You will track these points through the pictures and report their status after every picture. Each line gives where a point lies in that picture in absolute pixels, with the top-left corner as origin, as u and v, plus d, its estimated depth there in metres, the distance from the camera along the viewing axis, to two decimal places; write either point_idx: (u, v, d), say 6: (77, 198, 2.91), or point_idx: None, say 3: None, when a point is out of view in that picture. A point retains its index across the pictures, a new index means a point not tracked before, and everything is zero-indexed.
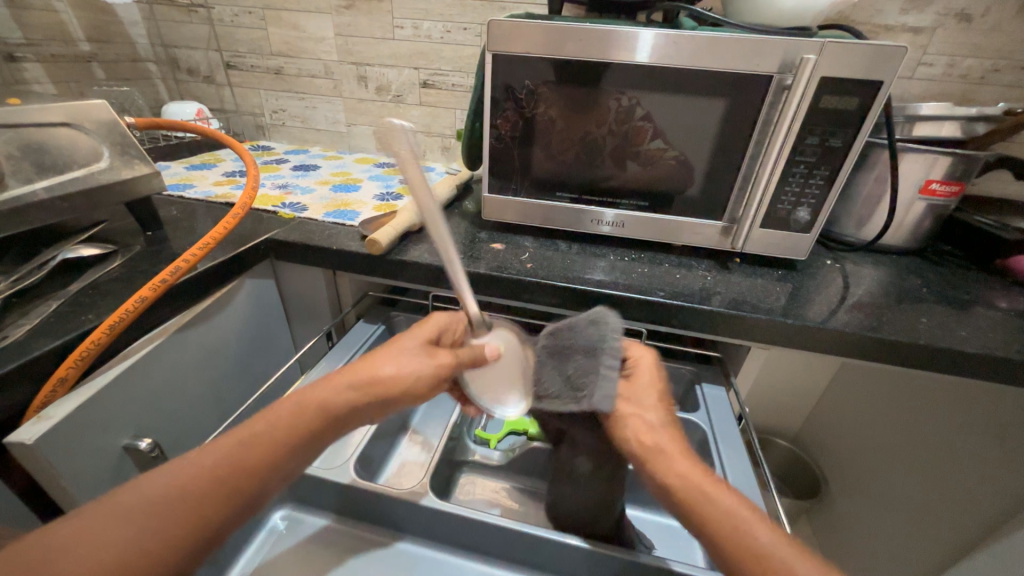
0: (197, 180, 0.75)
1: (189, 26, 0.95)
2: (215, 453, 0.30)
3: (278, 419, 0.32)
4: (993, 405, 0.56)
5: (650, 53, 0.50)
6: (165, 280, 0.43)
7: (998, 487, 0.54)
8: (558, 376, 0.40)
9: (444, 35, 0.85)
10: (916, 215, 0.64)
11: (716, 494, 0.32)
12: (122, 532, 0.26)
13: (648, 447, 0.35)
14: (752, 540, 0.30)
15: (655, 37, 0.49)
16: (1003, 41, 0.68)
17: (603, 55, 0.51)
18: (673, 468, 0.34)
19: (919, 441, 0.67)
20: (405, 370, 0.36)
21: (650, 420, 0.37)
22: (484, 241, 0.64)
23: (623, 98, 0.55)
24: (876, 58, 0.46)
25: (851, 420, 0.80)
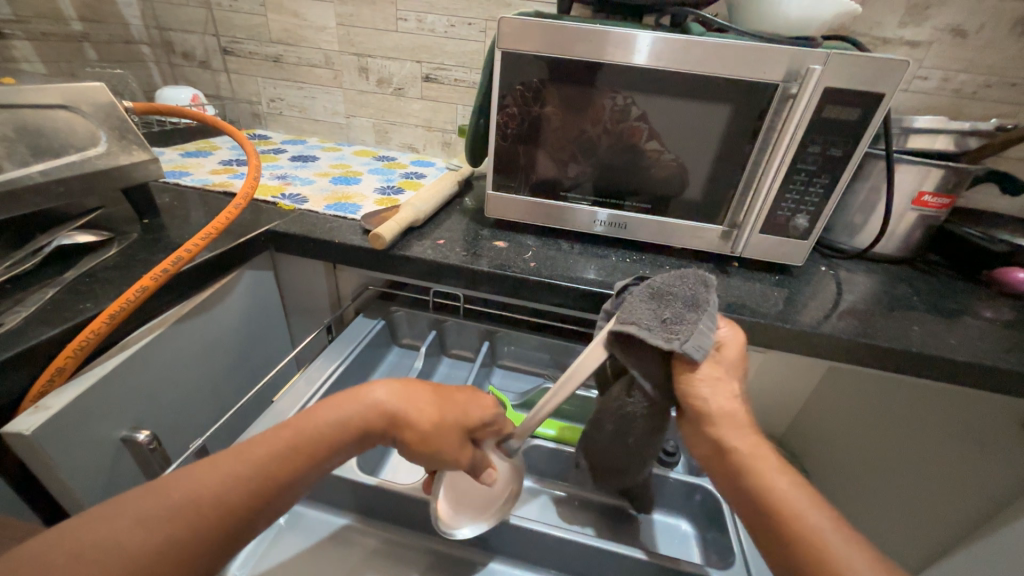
0: (194, 168, 0.74)
1: (186, 9, 0.93)
2: (247, 463, 0.30)
3: (313, 433, 0.32)
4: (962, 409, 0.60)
5: (647, 55, 0.51)
6: (166, 271, 0.42)
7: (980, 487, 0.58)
8: (653, 309, 0.37)
9: (448, 29, 0.84)
10: (908, 225, 0.65)
11: (773, 470, 0.32)
12: (144, 533, 0.25)
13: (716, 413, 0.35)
14: (815, 526, 0.29)
15: (652, 40, 0.50)
16: (995, 58, 0.70)
17: (600, 56, 0.52)
18: (734, 437, 0.34)
19: (898, 446, 0.69)
20: (436, 437, 0.35)
21: (720, 393, 0.36)
22: (486, 239, 0.64)
23: (618, 97, 0.55)
24: (879, 71, 0.47)
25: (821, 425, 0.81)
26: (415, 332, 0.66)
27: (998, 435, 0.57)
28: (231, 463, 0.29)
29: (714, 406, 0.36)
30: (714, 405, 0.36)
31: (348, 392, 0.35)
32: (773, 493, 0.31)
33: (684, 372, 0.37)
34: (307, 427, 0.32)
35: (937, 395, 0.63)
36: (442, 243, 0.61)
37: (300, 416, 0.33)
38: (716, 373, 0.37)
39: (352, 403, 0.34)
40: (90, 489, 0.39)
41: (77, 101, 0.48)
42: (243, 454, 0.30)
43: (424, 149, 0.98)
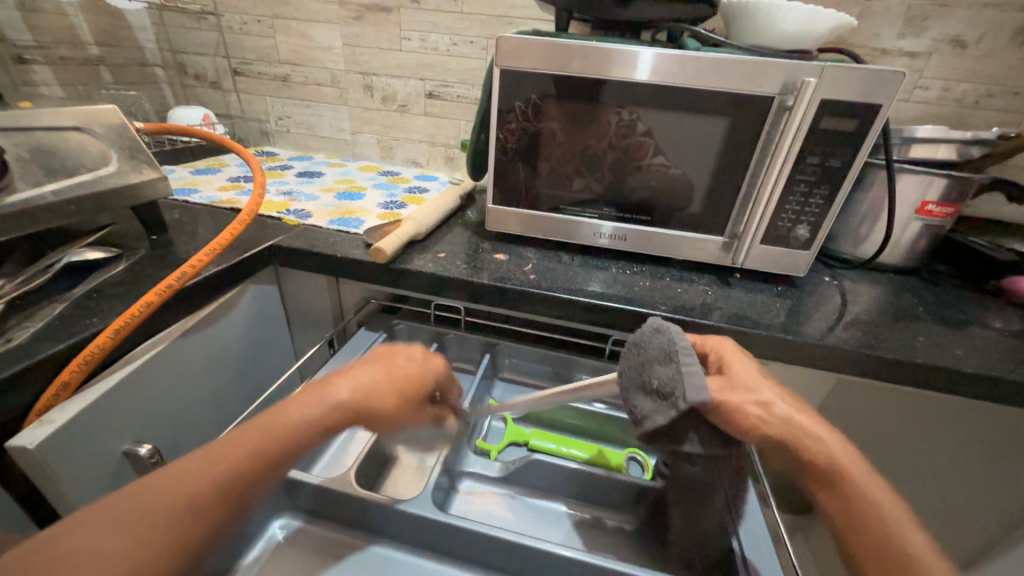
0: (203, 185, 0.75)
1: (198, 33, 0.96)
2: (215, 466, 0.31)
3: (279, 431, 0.34)
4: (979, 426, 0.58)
5: (650, 72, 0.52)
6: (171, 286, 0.43)
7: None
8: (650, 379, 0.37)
9: (450, 48, 0.86)
10: (912, 235, 0.65)
11: (855, 472, 0.35)
12: (126, 534, 0.27)
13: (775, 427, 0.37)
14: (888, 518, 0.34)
15: (654, 57, 0.51)
16: (996, 67, 0.70)
17: (604, 72, 0.53)
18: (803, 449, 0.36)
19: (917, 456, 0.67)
20: (392, 413, 0.36)
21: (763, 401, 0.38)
22: (487, 252, 0.64)
23: (623, 113, 0.56)
24: (875, 82, 0.47)
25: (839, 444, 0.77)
26: (415, 345, 0.66)
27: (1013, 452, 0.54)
28: (201, 467, 0.31)
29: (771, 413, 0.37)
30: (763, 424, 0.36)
31: (308, 389, 0.36)
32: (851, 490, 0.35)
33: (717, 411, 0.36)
34: (274, 427, 0.34)
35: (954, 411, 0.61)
36: (443, 256, 0.62)
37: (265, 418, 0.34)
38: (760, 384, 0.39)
39: (315, 402, 0.35)
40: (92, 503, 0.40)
41: (90, 122, 0.50)
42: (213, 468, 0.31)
43: (427, 164, 1.00)
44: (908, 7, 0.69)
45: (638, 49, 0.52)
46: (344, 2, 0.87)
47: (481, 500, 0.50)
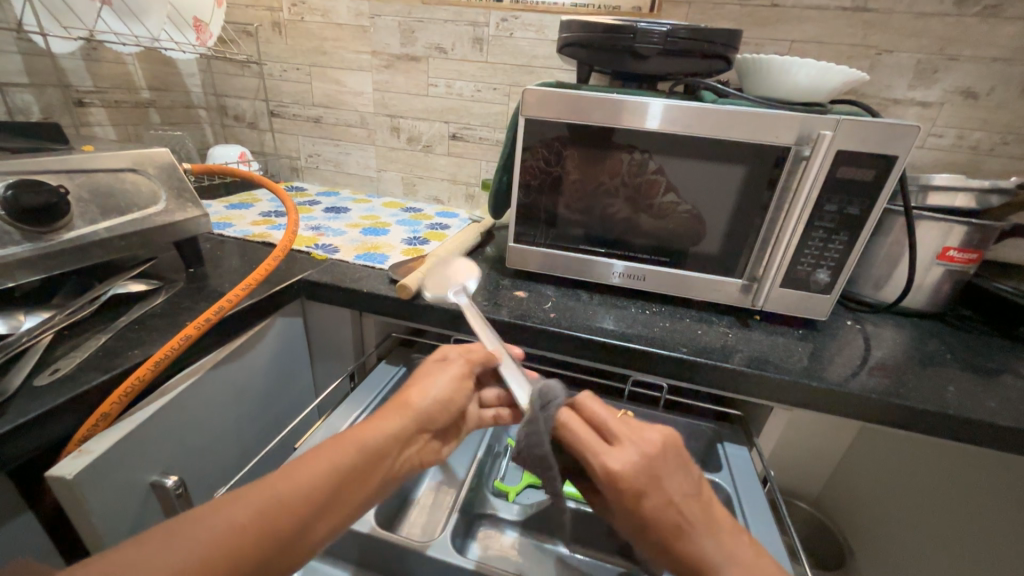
0: (237, 220, 0.79)
1: (241, 78, 1.04)
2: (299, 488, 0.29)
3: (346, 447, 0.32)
4: (1002, 472, 0.56)
5: (659, 120, 0.54)
6: (208, 320, 0.45)
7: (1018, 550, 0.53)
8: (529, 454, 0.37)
9: (474, 94, 0.91)
10: (934, 280, 0.65)
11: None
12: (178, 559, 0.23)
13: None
14: None
15: (663, 107, 0.53)
16: (1009, 117, 0.71)
17: (615, 120, 0.55)
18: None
19: (945, 510, 0.64)
20: (439, 390, 0.37)
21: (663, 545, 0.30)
22: (507, 289, 0.66)
23: (636, 152, 0.58)
24: (890, 134, 0.48)
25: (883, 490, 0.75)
26: None
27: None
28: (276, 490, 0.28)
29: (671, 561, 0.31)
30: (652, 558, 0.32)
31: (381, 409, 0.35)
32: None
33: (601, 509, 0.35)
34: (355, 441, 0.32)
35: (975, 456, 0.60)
36: (464, 292, 0.63)
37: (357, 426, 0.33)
38: (666, 524, 0.30)
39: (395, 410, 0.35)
40: (117, 534, 0.40)
41: (144, 164, 0.54)
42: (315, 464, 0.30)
43: (449, 201, 1.03)
44: (918, 60, 0.72)
45: (647, 99, 0.54)
46: (377, 52, 0.93)
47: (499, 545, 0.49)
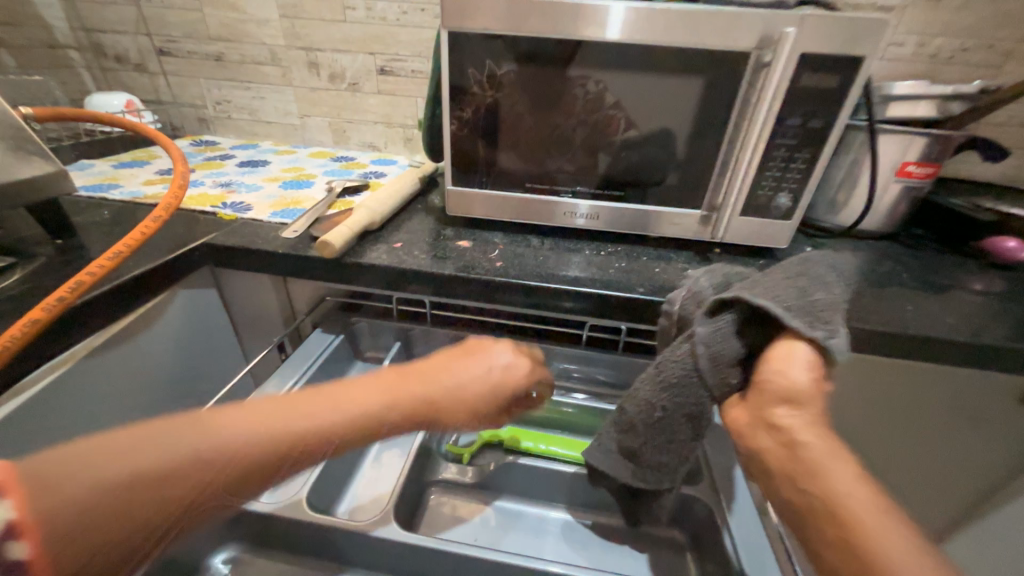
0: (125, 180, 0.67)
1: (114, 8, 0.86)
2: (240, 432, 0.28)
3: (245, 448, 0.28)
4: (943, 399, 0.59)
5: (620, 29, 0.46)
6: (60, 300, 0.36)
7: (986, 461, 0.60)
8: (786, 296, 0.33)
9: (400, 17, 0.78)
10: (892, 198, 0.62)
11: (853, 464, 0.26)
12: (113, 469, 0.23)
13: (794, 399, 0.29)
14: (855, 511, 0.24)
15: (626, 10, 0.45)
16: (971, 20, 0.67)
17: (570, 31, 0.47)
18: (807, 436, 0.27)
19: None
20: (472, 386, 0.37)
21: (816, 387, 0.29)
22: (450, 239, 0.59)
23: (590, 84, 0.51)
24: (859, 31, 0.43)
25: None
26: (379, 345, 0.60)
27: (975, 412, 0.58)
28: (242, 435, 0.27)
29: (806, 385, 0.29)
30: (785, 382, 0.29)
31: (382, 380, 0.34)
32: (849, 504, 0.25)
33: (780, 351, 0.31)
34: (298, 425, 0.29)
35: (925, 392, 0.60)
36: (400, 246, 0.56)
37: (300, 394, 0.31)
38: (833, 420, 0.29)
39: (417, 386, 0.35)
40: None
41: None
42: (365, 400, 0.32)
43: (386, 147, 0.92)
44: None
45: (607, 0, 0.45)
46: None
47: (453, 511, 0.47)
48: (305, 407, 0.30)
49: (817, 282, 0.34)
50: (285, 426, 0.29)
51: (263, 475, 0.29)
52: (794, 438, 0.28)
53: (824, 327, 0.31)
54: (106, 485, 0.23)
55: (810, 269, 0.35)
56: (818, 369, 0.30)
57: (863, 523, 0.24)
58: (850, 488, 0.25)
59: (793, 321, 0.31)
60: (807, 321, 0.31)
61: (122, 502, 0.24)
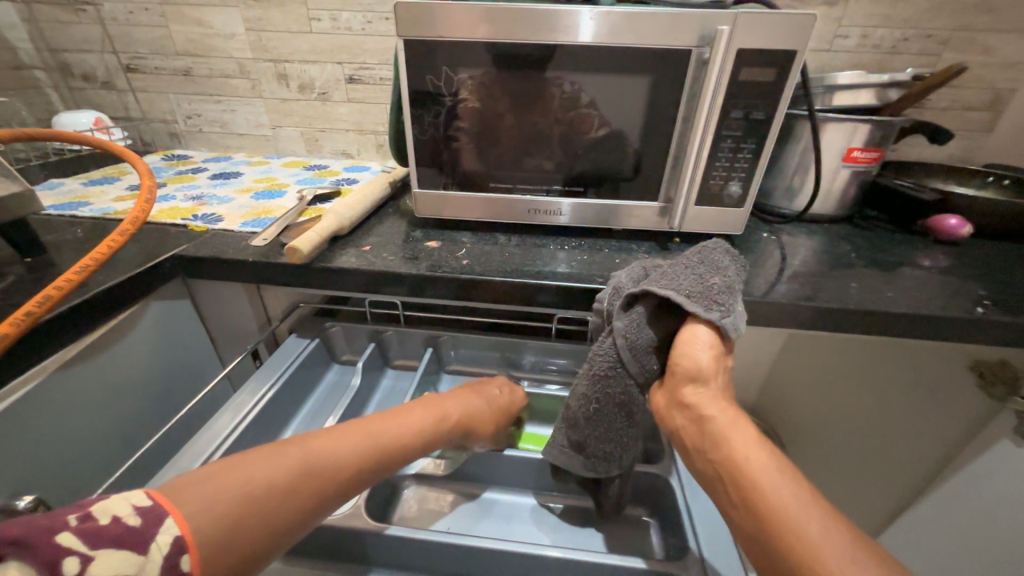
0: (95, 197, 0.67)
1: (78, 27, 0.86)
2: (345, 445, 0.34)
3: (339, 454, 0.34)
4: (912, 357, 0.67)
5: (592, 33, 0.48)
6: (30, 314, 0.37)
7: (938, 432, 0.64)
8: (688, 285, 0.37)
9: (365, 26, 0.80)
10: (842, 183, 0.65)
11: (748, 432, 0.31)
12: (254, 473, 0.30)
13: (699, 383, 0.34)
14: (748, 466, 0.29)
15: (595, 15, 0.47)
16: (908, 11, 0.71)
17: (541, 38, 0.49)
18: (708, 411, 0.32)
19: (869, 403, 0.76)
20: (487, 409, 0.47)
21: (715, 365, 0.35)
22: (419, 240, 0.61)
23: (567, 84, 0.53)
24: (788, 27, 0.46)
25: (818, 390, 0.87)
26: (354, 348, 0.62)
27: (930, 374, 0.65)
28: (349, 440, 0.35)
29: (705, 367, 0.34)
30: (690, 367, 0.34)
31: (424, 403, 0.43)
32: (744, 461, 0.29)
33: (687, 337, 0.36)
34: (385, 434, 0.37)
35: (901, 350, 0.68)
36: (368, 249, 0.57)
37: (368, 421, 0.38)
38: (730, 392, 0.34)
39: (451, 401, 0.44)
40: None
41: None
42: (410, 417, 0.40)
43: (359, 154, 0.94)
44: None
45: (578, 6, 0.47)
46: None
47: (429, 502, 0.49)
48: (382, 423, 0.38)
49: (712, 267, 0.40)
50: (377, 437, 0.36)
51: (354, 483, 0.34)
52: (699, 415, 0.33)
53: (719, 309, 0.36)
54: (240, 495, 0.28)
55: (703, 256, 0.41)
56: (715, 347, 0.35)
57: (754, 475, 0.29)
58: (745, 448, 0.30)
59: (694, 308, 0.36)
60: (704, 305, 0.36)
61: (265, 502, 0.29)
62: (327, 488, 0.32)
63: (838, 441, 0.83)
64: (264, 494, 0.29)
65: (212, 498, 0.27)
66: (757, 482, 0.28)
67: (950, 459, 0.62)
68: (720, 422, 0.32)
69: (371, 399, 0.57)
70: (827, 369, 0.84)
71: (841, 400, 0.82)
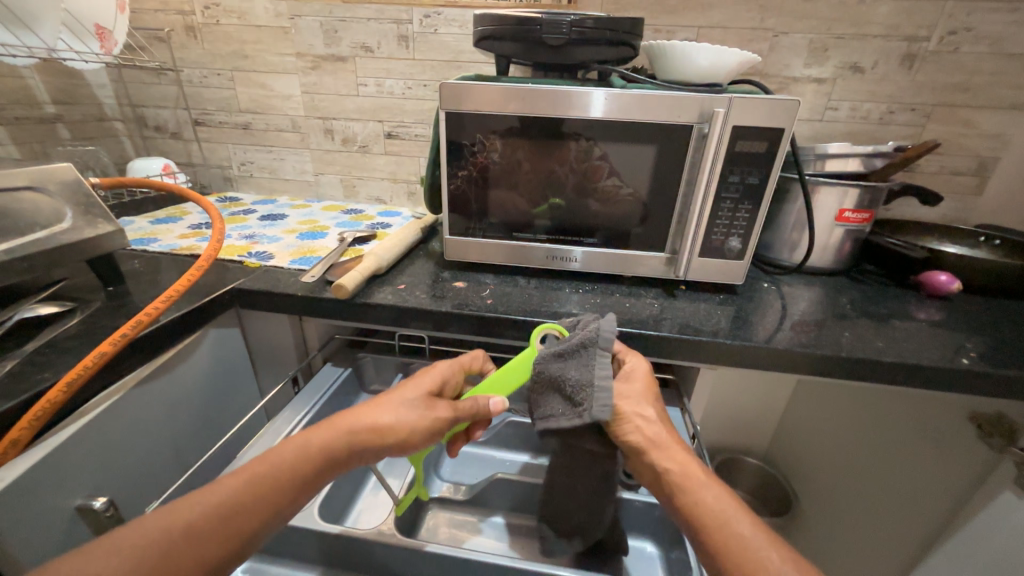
0: (162, 234, 0.76)
1: (157, 87, 0.99)
2: (227, 492, 0.32)
3: (223, 502, 0.32)
4: (915, 407, 0.69)
5: (602, 108, 0.56)
6: (126, 335, 0.43)
7: (944, 484, 0.64)
8: (557, 407, 0.43)
9: (405, 91, 0.91)
10: (837, 239, 0.71)
11: (704, 481, 0.37)
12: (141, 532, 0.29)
13: (650, 442, 0.39)
14: (708, 513, 0.35)
15: (606, 96, 0.55)
16: (892, 89, 0.79)
17: (560, 112, 0.57)
18: (667, 464, 0.38)
19: (876, 452, 0.77)
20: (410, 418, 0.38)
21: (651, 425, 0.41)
22: (447, 280, 0.67)
23: (580, 140, 0.60)
24: (775, 109, 0.53)
25: (826, 437, 0.88)
26: (382, 377, 0.67)
27: (933, 425, 0.67)
28: (235, 486, 0.33)
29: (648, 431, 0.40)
30: (646, 434, 0.40)
31: (338, 419, 0.38)
32: (702, 505, 0.36)
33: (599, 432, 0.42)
34: (280, 472, 0.34)
35: (904, 399, 0.71)
36: (403, 287, 0.64)
37: (266, 457, 0.35)
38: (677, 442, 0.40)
39: (372, 410, 0.38)
40: (38, 559, 0.39)
41: (44, 181, 0.51)
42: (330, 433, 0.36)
43: (391, 200, 1.03)
44: (810, 40, 0.78)
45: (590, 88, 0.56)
46: (301, 53, 0.91)
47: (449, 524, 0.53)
48: (276, 458, 0.35)
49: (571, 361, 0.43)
50: (267, 478, 0.34)
51: (245, 529, 0.32)
52: (661, 469, 0.38)
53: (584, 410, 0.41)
54: (128, 562, 0.28)
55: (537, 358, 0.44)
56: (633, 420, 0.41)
57: (713, 520, 0.35)
58: (702, 497, 0.36)
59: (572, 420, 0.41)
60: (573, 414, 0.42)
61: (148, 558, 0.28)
62: (208, 541, 0.30)
63: (850, 489, 0.83)
64: (150, 558, 0.28)
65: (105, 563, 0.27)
66: (715, 519, 0.35)
67: (957, 512, 0.63)
68: (676, 476, 0.37)
69: None
70: (834, 415, 0.86)
71: (848, 448, 0.83)
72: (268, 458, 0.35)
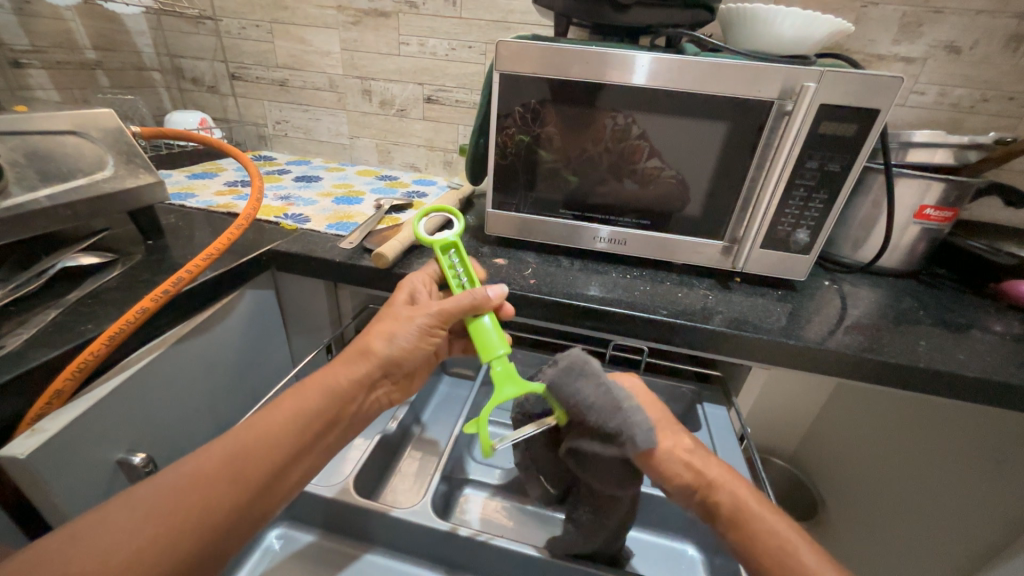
0: (199, 190, 0.75)
1: (196, 37, 0.96)
2: (245, 434, 0.33)
3: (241, 444, 0.32)
4: (976, 425, 0.64)
5: (648, 76, 0.51)
6: (167, 292, 0.42)
7: (999, 510, 0.59)
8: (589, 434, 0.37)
9: (449, 53, 0.86)
10: (911, 238, 0.65)
11: (761, 513, 0.35)
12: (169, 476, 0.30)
13: (695, 473, 0.37)
14: (773, 543, 0.34)
15: (653, 61, 0.51)
16: (991, 73, 0.70)
17: (606, 76, 0.52)
18: (720, 497, 0.36)
19: (922, 468, 0.73)
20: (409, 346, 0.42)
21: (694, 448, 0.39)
22: (487, 256, 0.64)
23: (619, 117, 0.56)
24: (873, 88, 0.47)
25: (864, 446, 0.85)
26: None
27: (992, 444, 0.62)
28: (251, 432, 0.33)
29: (695, 469, 0.37)
30: (693, 464, 0.38)
31: (342, 356, 0.40)
32: (762, 542, 0.34)
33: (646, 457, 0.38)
34: (287, 412, 0.35)
35: (967, 414, 0.65)
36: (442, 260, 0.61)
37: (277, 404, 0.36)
38: (717, 472, 0.38)
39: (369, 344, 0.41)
40: (80, 509, 0.40)
41: (86, 127, 0.49)
42: (340, 371, 0.39)
43: (426, 168, 1.00)
44: (904, 13, 0.70)
45: (636, 52, 0.51)
46: (343, 7, 0.87)
47: (481, 507, 0.52)
48: (285, 404, 0.36)
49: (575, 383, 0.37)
50: (274, 422, 0.34)
51: (266, 464, 0.33)
52: (714, 504, 0.37)
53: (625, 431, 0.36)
54: (161, 505, 0.28)
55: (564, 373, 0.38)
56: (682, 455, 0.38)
57: (777, 554, 0.33)
58: (763, 527, 0.34)
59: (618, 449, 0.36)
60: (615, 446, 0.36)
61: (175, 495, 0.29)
62: (227, 477, 0.31)
63: (886, 502, 0.79)
64: (180, 493, 0.29)
65: (139, 523, 0.27)
66: (781, 552, 0.33)
67: (1010, 542, 0.58)
68: (732, 507, 0.36)
69: (430, 402, 0.62)
70: (878, 425, 0.82)
71: (889, 461, 0.79)
72: (279, 407, 0.36)
